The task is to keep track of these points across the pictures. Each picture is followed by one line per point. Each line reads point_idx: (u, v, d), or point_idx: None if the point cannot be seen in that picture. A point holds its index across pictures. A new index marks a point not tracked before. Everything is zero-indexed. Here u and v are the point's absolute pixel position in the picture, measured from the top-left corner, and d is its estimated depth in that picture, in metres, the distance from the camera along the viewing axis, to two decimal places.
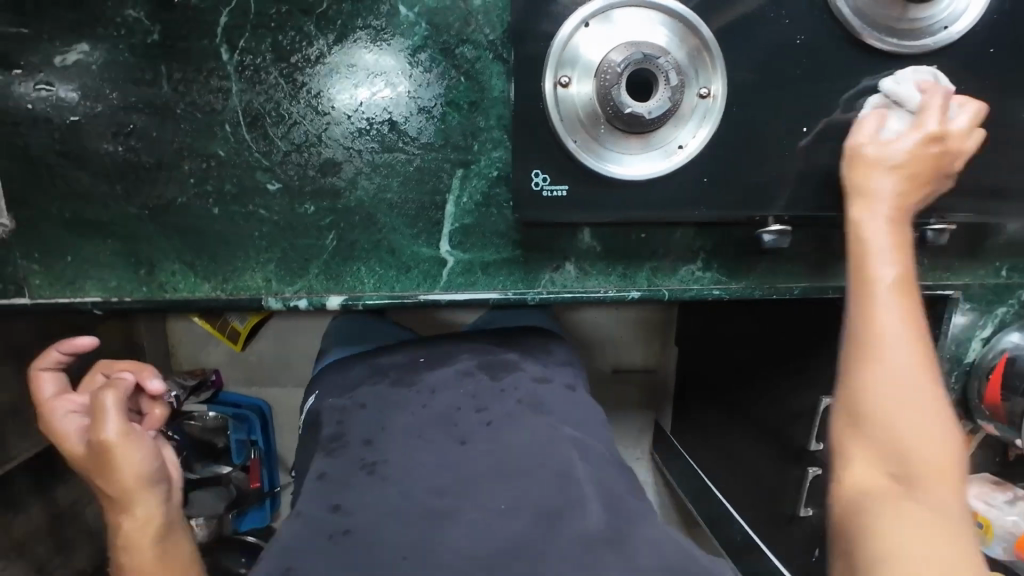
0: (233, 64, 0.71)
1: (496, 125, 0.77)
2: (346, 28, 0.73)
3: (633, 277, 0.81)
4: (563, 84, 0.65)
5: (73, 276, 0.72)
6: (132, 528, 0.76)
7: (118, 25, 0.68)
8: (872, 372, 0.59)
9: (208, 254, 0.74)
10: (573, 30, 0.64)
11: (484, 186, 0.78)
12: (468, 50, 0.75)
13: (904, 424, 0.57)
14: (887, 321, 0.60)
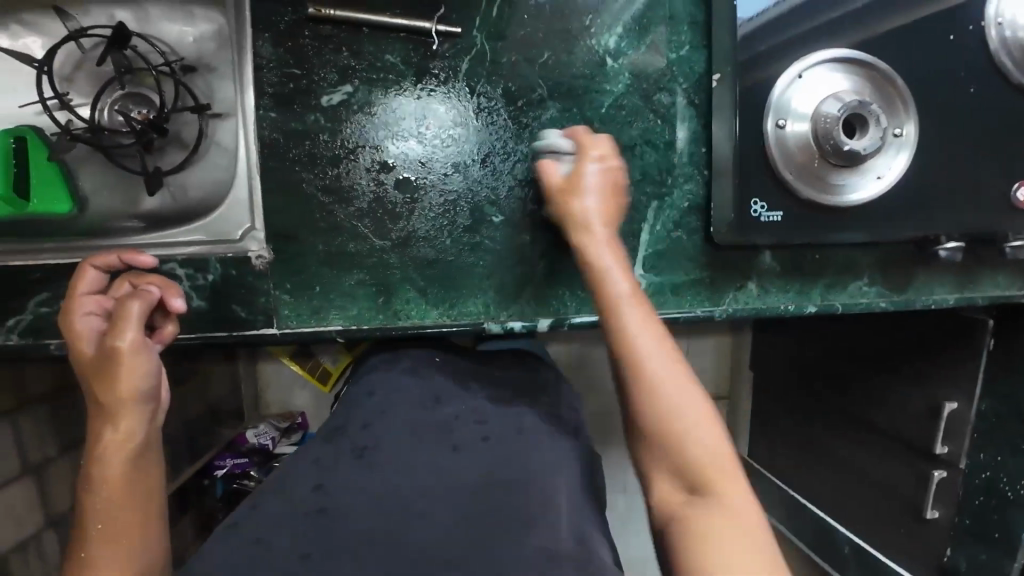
0: (471, 107, 0.78)
1: (689, 160, 0.83)
2: (562, 77, 0.79)
3: (808, 294, 0.87)
4: (782, 126, 0.79)
5: (319, 305, 0.75)
6: (106, 466, 0.60)
7: (377, 71, 0.75)
8: (657, 370, 0.58)
9: (439, 282, 0.79)
10: (789, 83, 0.79)
11: (676, 216, 0.84)
12: (665, 95, 0.81)
13: (676, 418, 0.57)
14: (641, 327, 0.61)
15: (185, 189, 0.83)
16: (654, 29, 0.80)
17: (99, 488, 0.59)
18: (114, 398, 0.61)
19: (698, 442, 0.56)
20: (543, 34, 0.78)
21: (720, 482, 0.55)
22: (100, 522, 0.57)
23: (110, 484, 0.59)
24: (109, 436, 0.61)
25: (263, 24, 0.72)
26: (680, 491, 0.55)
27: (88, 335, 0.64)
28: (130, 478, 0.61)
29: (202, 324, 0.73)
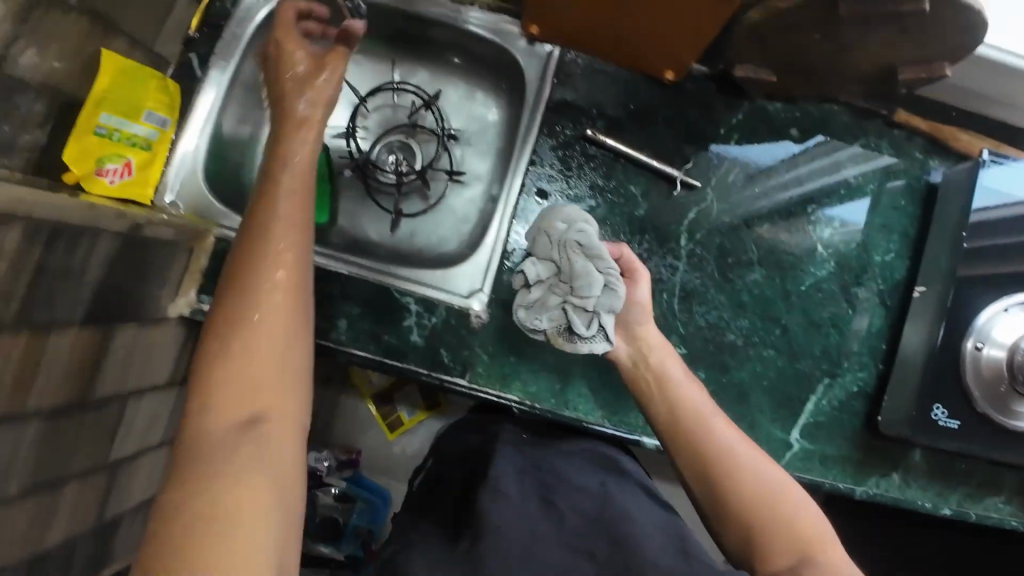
0: (685, 251, 0.82)
1: (870, 352, 0.87)
2: (776, 248, 0.83)
3: (945, 496, 0.87)
4: (979, 349, 0.78)
5: (509, 373, 0.80)
6: (222, 384, 0.52)
7: (617, 194, 0.82)
8: (706, 425, 0.65)
9: (613, 388, 0.82)
10: (993, 310, 0.78)
11: (843, 397, 0.86)
12: (863, 290, 0.86)
13: (760, 467, 0.62)
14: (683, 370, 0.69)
15: (415, 234, 0.92)
16: (868, 231, 0.85)
17: (203, 408, 0.51)
18: (255, 301, 0.55)
19: (778, 492, 0.60)
20: (768, 206, 0.83)
21: (797, 524, 0.58)
22: (226, 418, 0.51)
23: (220, 393, 0.51)
24: (227, 352, 0.53)
25: (546, 130, 0.82)
26: (773, 542, 0.57)
27: (241, 247, 0.59)
28: (254, 388, 0.52)
29: (410, 357, 0.79)
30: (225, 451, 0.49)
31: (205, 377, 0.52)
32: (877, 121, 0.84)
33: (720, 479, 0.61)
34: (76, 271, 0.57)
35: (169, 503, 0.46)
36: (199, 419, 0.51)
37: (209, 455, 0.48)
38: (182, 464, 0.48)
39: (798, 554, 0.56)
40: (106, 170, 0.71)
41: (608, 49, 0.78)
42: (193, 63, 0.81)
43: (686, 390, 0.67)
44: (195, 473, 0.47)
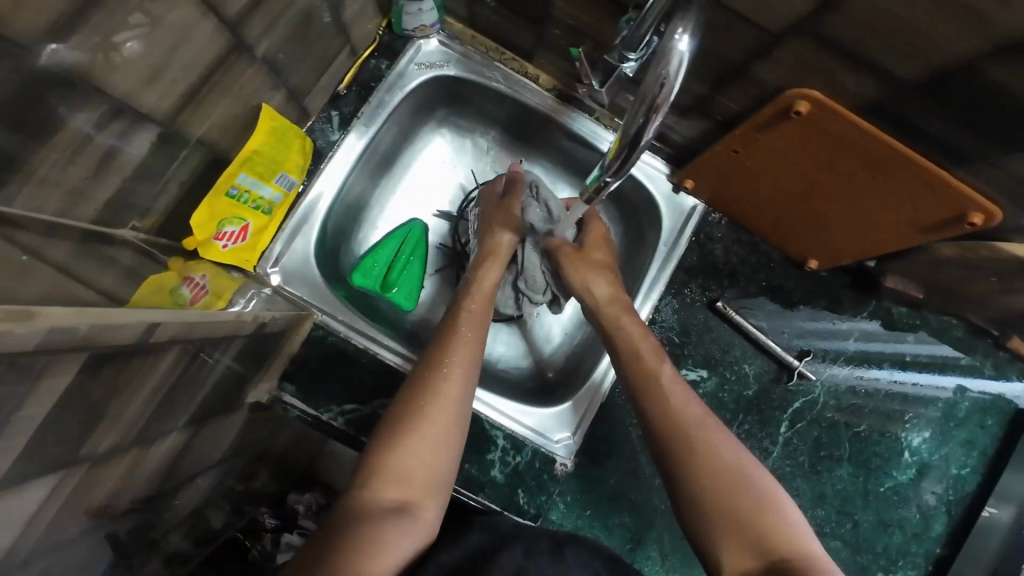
0: (782, 438, 0.80)
1: (923, 552, 0.83)
2: (867, 448, 0.83)
3: None
4: None
5: (582, 525, 0.75)
6: (393, 459, 0.57)
7: (730, 371, 0.79)
8: (670, 402, 0.63)
9: (681, 556, 0.77)
10: None
11: None
12: (932, 497, 0.84)
13: (733, 457, 0.59)
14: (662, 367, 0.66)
15: (494, 339, 0.88)
16: (952, 444, 0.85)
17: (434, 404, 0.61)
18: (431, 400, 0.60)
19: (756, 492, 0.57)
20: (870, 405, 0.83)
21: (762, 519, 0.55)
22: (382, 497, 0.56)
23: (384, 469, 0.57)
24: (403, 430, 0.59)
25: (673, 289, 0.79)
26: (741, 539, 0.55)
27: (433, 346, 0.66)
28: (412, 476, 0.57)
29: (488, 491, 0.73)
30: (372, 515, 0.54)
31: (377, 452, 0.58)
32: (986, 342, 0.86)
33: (691, 468, 0.59)
34: (199, 379, 0.51)
35: (330, 546, 0.51)
36: (366, 492, 0.56)
37: (362, 519, 0.53)
38: (351, 517, 0.53)
39: (765, 554, 0.54)
40: (223, 233, 0.63)
41: (762, 223, 0.76)
42: (333, 122, 0.74)
43: (633, 337, 0.69)
44: (350, 529, 0.52)
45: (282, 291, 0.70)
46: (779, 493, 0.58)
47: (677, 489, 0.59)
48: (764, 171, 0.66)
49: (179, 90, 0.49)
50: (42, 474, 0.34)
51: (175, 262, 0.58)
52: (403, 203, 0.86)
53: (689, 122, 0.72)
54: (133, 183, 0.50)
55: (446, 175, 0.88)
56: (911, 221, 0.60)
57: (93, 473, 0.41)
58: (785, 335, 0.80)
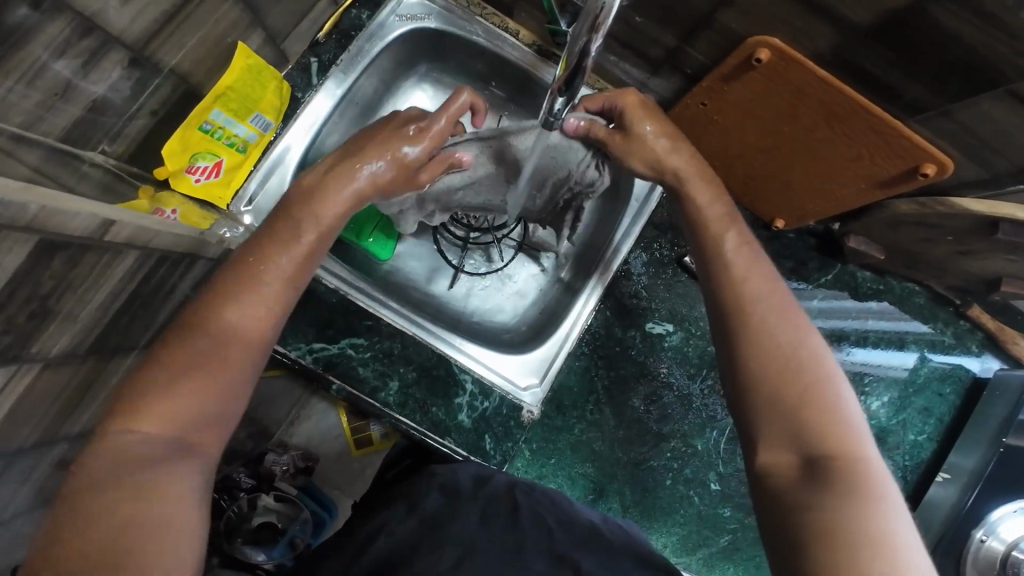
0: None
1: None
2: None
3: None
4: (982, 540, 0.77)
5: (546, 473, 0.77)
6: (161, 393, 0.44)
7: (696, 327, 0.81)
8: (732, 268, 0.58)
9: (640, 508, 0.79)
10: (1002, 511, 0.77)
11: None
12: (889, 462, 0.86)
13: (796, 339, 0.53)
14: (728, 237, 0.60)
15: (470, 292, 0.90)
16: (910, 410, 0.87)
17: (235, 316, 0.49)
18: (226, 330, 0.48)
19: (810, 378, 0.50)
20: None
21: (813, 411, 0.49)
22: (144, 438, 0.42)
23: (150, 405, 0.44)
24: (187, 354, 0.46)
25: (643, 244, 0.82)
26: (785, 425, 0.49)
27: (243, 253, 0.52)
28: (184, 416, 0.44)
29: (454, 435, 0.75)
30: (145, 461, 0.41)
31: (147, 388, 0.44)
32: (948, 310, 0.88)
33: (740, 342, 0.54)
34: (159, 297, 0.52)
35: (83, 507, 0.38)
36: (124, 432, 0.42)
37: (138, 469, 0.41)
38: (105, 464, 0.40)
39: (805, 443, 0.48)
40: (196, 167, 0.64)
41: (732, 181, 0.77)
42: (311, 68, 0.75)
43: (703, 199, 0.63)
44: (99, 486, 0.39)
45: (255, 229, 0.71)
46: (839, 383, 0.50)
47: (727, 362, 0.55)
48: (730, 122, 0.67)
49: (150, 17, 0.49)
50: None
51: (144, 192, 0.59)
52: None
53: (664, 77, 0.73)
54: (101, 106, 0.50)
55: None
56: (866, 172, 0.62)
57: (45, 374, 0.43)
58: None
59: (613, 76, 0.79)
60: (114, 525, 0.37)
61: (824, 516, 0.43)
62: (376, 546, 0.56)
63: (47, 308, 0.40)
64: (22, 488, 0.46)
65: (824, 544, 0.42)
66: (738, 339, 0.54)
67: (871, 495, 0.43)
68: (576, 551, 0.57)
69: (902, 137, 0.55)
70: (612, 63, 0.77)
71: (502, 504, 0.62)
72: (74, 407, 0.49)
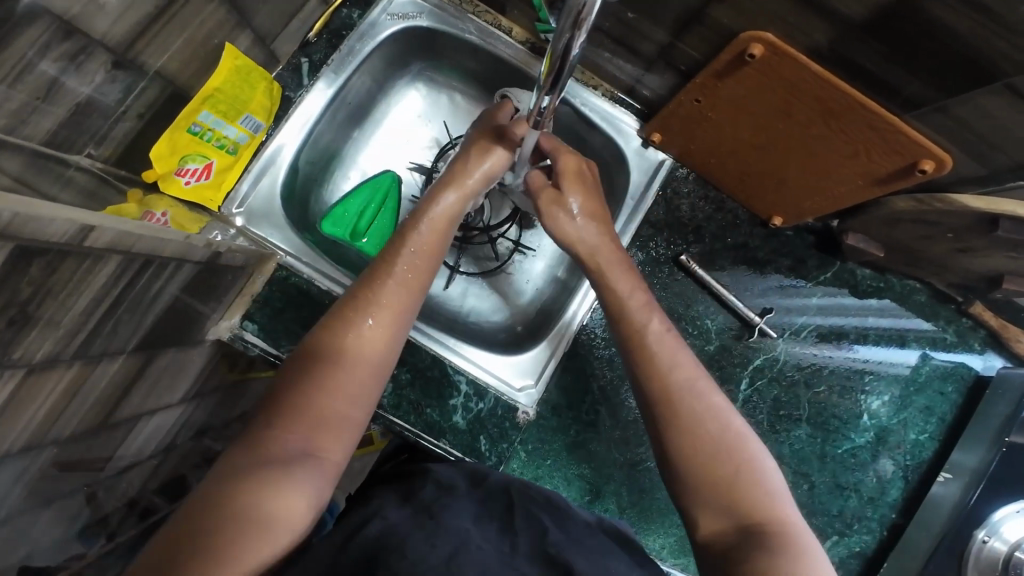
0: (742, 395, 0.81)
1: (878, 517, 0.85)
2: (826, 409, 0.84)
3: None
4: (984, 541, 0.76)
5: (541, 474, 0.77)
6: (301, 399, 0.52)
7: (694, 326, 0.80)
8: (656, 361, 0.58)
9: (637, 509, 0.79)
10: (1003, 511, 0.76)
11: (843, 554, 0.84)
12: (890, 462, 0.85)
13: (721, 419, 0.55)
14: (653, 322, 0.61)
15: (466, 292, 0.89)
16: (911, 409, 0.86)
17: (354, 331, 0.56)
18: (347, 341, 0.56)
19: (739, 452, 0.54)
20: (831, 366, 0.84)
21: (745, 489, 0.52)
22: (287, 437, 0.50)
23: (293, 413, 0.52)
24: (326, 371, 0.54)
25: (640, 242, 0.80)
26: (716, 500, 0.52)
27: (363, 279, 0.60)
28: (316, 418, 0.52)
29: (448, 437, 0.74)
30: (278, 456, 0.48)
31: (292, 390, 0.53)
32: (949, 308, 0.87)
33: (671, 432, 0.55)
34: (146, 300, 0.52)
35: (223, 488, 0.45)
36: (279, 433, 0.50)
37: (269, 460, 0.48)
38: (251, 453, 0.48)
39: (738, 516, 0.51)
40: (185, 170, 0.64)
41: (729, 179, 0.76)
42: (302, 68, 0.74)
43: (620, 287, 0.63)
44: (243, 471, 0.46)
45: (246, 231, 0.71)
46: (764, 460, 0.54)
47: (659, 455, 0.57)
48: (725, 118, 0.66)
49: (133, 18, 0.49)
50: None
51: (133, 193, 0.59)
52: (374, 156, 0.86)
53: (658, 73, 0.72)
54: (86, 109, 0.50)
55: (419, 129, 0.88)
56: (862, 168, 0.61)
57: (30, 380, 0.42)
58: (748, 294, 0.82)
59: (607, 73, 0.78)
60: (241, 509, 0.44)
61: (764, 563, 0.46)
62: (366, 533, 0.55)
63: (28, 314, 0.39)
64: (10, 494, 0.45)
65: None
66: (666, 428, 0.56)
67: (803, 554, 0.47)
68: (570, 551, 0.56)
69: (898, 132, 0.54)
70: (605, 59, 0.76)
71: (495, 506, 0.61)
72: (62, 412, 0.48)
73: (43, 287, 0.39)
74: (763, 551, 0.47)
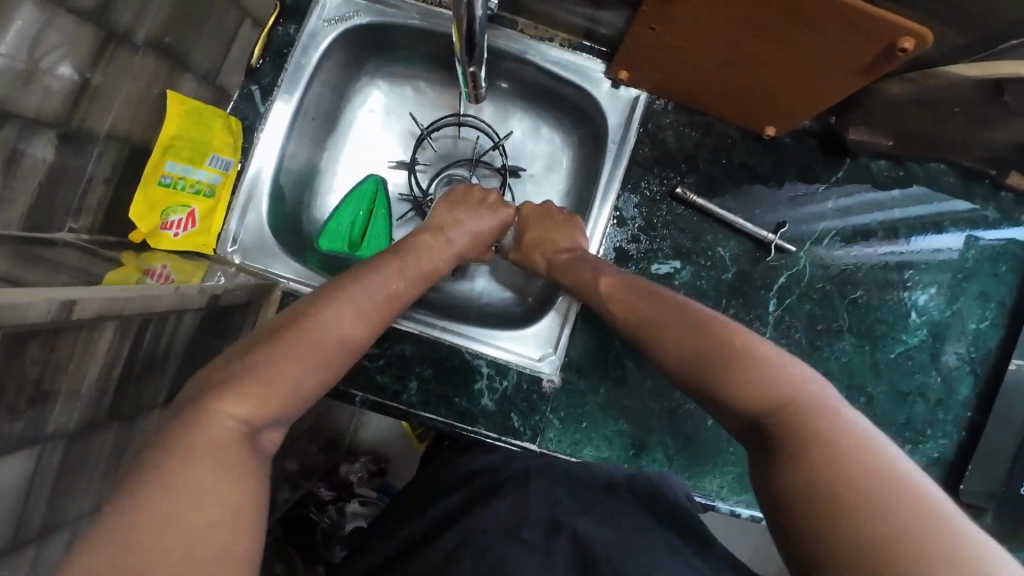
0: (773, 317, 0.77)
1: (952, 418, 0.80)
2: (869, 315, 0.79)
3: None
4: None
5: (580, 439, 0.76)
6: (215, 420, 0.41)
7: (705, 258, 0.77)
8: (673, 335, 0.53)
9: (686, 454, 0.78)
10: None
11: (925, 466, 0.79)
12: (952, 358, 0.80)
13: (755, 377, 0.46)
14: (668, 314, 0.55)
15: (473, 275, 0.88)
16: (964, 298, 0.80)
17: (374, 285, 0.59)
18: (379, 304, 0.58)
19: (794, 400, 0.44)
20: (865, 266, 0.79)
21: (819, 444, 0.40)
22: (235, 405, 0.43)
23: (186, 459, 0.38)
24: (235, 380, 0.44)
25: (630, 186, 0.77)
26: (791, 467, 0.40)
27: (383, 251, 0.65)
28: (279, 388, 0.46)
29: (481, 422, 0.76)
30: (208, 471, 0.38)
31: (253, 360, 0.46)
32: (988, 185, 0.80)
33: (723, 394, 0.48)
34: (161, 352, 0.55)
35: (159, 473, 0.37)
36: (222, 409, 0.42)
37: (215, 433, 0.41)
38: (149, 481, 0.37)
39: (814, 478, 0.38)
40: (170, 222, 0.66)
41: (706, 99, 0.72)
42: (255, 96, 0.75)
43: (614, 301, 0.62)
44: (176, 460, 0.38)
45: (245, 266, 0.73)
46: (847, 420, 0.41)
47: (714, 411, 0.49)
48: (686, 41, 0.62)
49: (69, 91, 0.49)
50: (5, 447, 0.39)
51: (128, 254, 0.60)
52: (352, 163, 0.87)
53: (611, 6, 0.68)
54: (48, 187, 0.51)
55: (389, 126, 0.87)
56: (824, 57, 0.56)
57: (73, 447, 0.46)
58: (759, 212, 0.77)
59: (561, 20, 0.75)
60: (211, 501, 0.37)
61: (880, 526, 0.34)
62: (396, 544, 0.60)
63: (43, 393, 0.42)
64: None
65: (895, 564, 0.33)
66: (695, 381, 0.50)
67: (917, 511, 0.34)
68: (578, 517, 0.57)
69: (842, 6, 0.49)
70: (556, 6, 0.73)
71: None
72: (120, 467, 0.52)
73: (49, 363, 0.42)
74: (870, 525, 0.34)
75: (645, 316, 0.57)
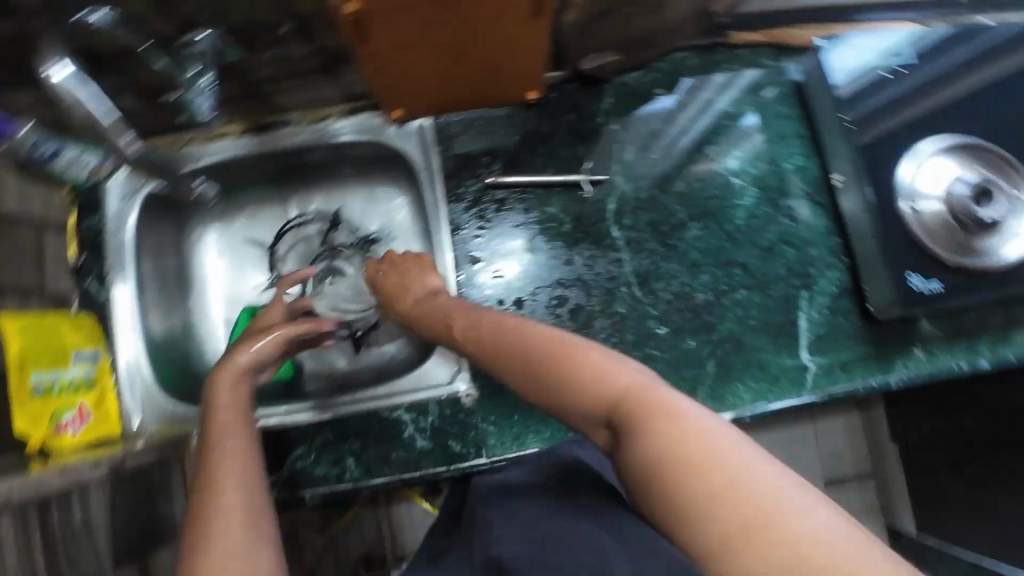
0: (622, 240, 0.86)
1: (824, 249, 0.87)
2: (701, 200, 0.87)
3: (975, 348, 0.83)
4: (913, 207, 0.79)
5: (521, 431, 0.79)
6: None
7: (542, 221, 0.85)
8: (514, 347, 0.56)
9: None
10: (909, 174, 0.80)
11: (830, 301, 0.85)
12: (788, 198, 0.88)
13: (582, 372, 0.49)
14: (503, 341, 0.57)
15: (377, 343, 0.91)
16: (766, 146, 0.89)
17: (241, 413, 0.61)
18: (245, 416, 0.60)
19: (613, 389, 0.47)
20: (670, 162, 0.88)
21: (648, 422, 0.42)
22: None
23: None
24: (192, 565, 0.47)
25: (452, 196, 0.85)
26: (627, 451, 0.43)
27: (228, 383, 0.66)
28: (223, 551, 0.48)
29: (428, 462, 0.78)
30: None
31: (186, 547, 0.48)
32: (728, 49, 0.91)
33: (561, 395, 0.50)
34: (81, 526, 0.60)
35: None
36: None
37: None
38: None
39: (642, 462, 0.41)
40: (63, 422, 0.70)
41: (462, 90, 0.79)
42: (94, 289, 0.81)
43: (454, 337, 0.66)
44: None
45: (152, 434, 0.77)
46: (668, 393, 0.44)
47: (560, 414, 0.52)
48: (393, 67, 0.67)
49: None
50: None
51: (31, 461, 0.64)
52: (222, 303, 0.92)
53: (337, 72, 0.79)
54: None
55: (239, 255, 0.94)
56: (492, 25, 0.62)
57: None
58: (561, 165, 0.87)
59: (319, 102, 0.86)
60: None
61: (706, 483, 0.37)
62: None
63: None
64: None
65: (718, 515, 0.36)
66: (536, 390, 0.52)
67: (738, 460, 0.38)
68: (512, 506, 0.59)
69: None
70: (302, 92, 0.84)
71: None
72: None
73: None
74: (701, 486, 0.37)
75: (490, 348, 0.58)
